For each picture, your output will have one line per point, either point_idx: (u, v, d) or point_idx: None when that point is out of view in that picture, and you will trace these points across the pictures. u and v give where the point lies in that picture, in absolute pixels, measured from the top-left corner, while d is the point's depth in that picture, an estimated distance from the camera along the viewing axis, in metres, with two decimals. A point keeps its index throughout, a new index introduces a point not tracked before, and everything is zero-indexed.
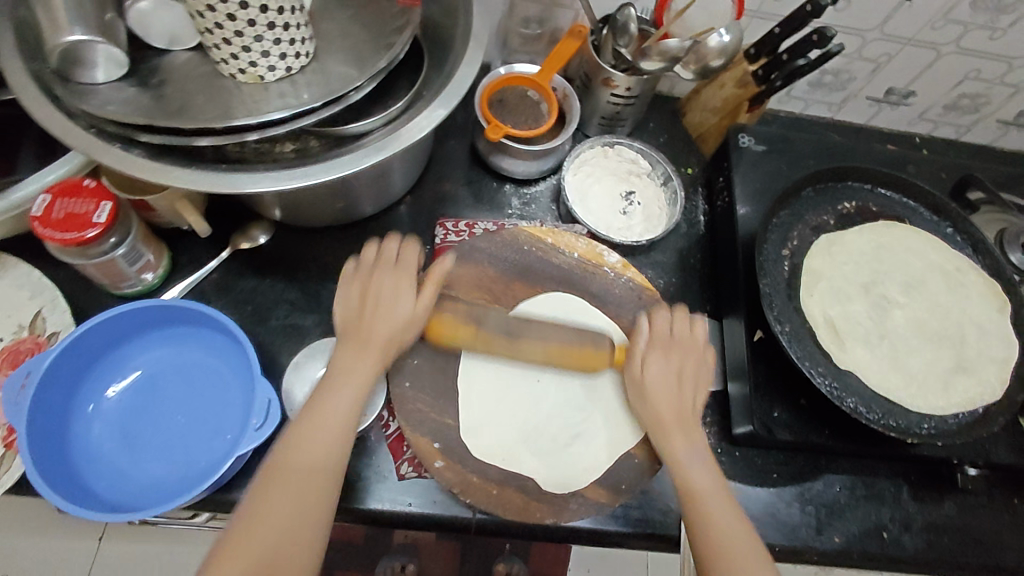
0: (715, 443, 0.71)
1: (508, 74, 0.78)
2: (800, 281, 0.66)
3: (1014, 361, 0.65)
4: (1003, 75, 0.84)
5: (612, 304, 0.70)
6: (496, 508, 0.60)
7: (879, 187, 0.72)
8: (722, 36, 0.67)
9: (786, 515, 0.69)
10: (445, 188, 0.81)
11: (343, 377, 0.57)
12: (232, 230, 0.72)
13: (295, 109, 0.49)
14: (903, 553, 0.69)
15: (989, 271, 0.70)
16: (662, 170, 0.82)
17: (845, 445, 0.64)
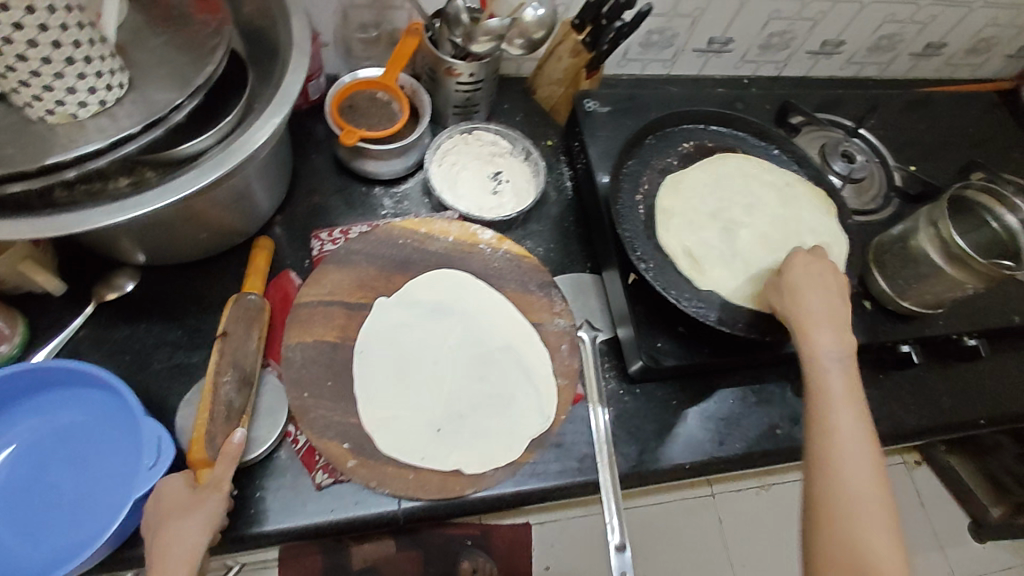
0: (615, 386, 0.76)
1: (355, 81, 0.80)
2: (654, 221, 0.72)
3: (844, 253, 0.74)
4: (800, 11, 0.94)
5: (493, 277, 0.73)
6: (416, 492, 0.61)
7: (710, 125, 0.80)
8: (536, 9, 0.70)
9: (690, 435, 0.75)
10: (316, 200, 0.81)
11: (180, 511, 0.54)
12: (94, 282, 0.70)
13: (112, 138, 0.49)
14: (796, 443, 0.76)
15: (815, 180, 0.79)
16: (521, 145, 0.86)
17: (725, 358, 0.70)
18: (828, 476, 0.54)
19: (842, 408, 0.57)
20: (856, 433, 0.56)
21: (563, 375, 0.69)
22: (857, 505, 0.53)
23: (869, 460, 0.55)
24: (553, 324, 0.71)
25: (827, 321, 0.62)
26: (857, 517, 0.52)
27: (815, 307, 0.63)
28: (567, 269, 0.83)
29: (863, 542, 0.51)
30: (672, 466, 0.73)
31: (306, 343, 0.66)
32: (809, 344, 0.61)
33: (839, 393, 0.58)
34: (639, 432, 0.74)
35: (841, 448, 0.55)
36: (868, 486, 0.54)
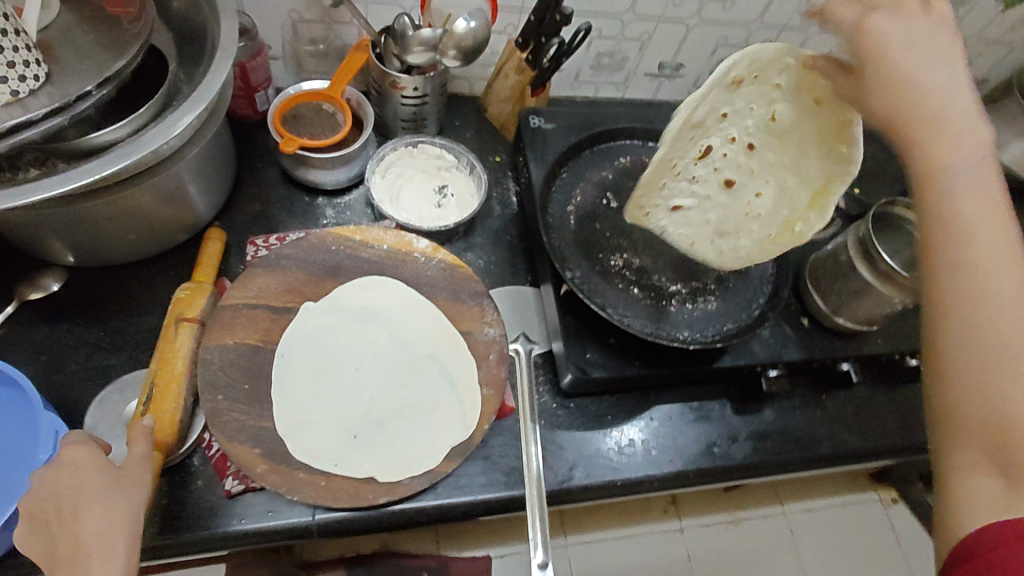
0: (549, 400, 0.75)
1: (298, 92, 0.81)
2: (583, 232, 0.72)
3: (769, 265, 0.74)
4: (747, 38, 0.97)
5: (425, 285, 0.72)
6: (326, 500, 0.59)
7: (648, 141, 0.81)
8: (468, 22, 0.71)
9: (624, 450, 0.73)
10: (257, 208, 0.81)
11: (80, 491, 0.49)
12: (19, 281, 0.69)
13: (11, 123, 0.49)
14: (735, 463, 0.74)
15: None
16: (465, 160, 0.86)
17: (655, 370, 0.69)
18: (962, 241, 0.43)
19: (953, 154, 0.45)
20: (993, 223, 0.43)
21: (490, 384, 0.67)
22: (997, 274, 0.42)
23: (997, 208, 0.44)
24: (482, 333, 0.70)
25: (944, 63, 0.47)
26: (1002, 332, 0.41)
27: (885, 74, 0.47)
28: (508, 282, 0.82)
29: (1020, 332, 0.41)
30: (604, 483, 0.71)
31: (226, 345, 0.64)
32: (921, 88, 0.46)
33: (949, 147, 0.45)
34: (572, 447, 0.72)
35: (973, 223, 0.43)
36: (1008, 261, 0.42)
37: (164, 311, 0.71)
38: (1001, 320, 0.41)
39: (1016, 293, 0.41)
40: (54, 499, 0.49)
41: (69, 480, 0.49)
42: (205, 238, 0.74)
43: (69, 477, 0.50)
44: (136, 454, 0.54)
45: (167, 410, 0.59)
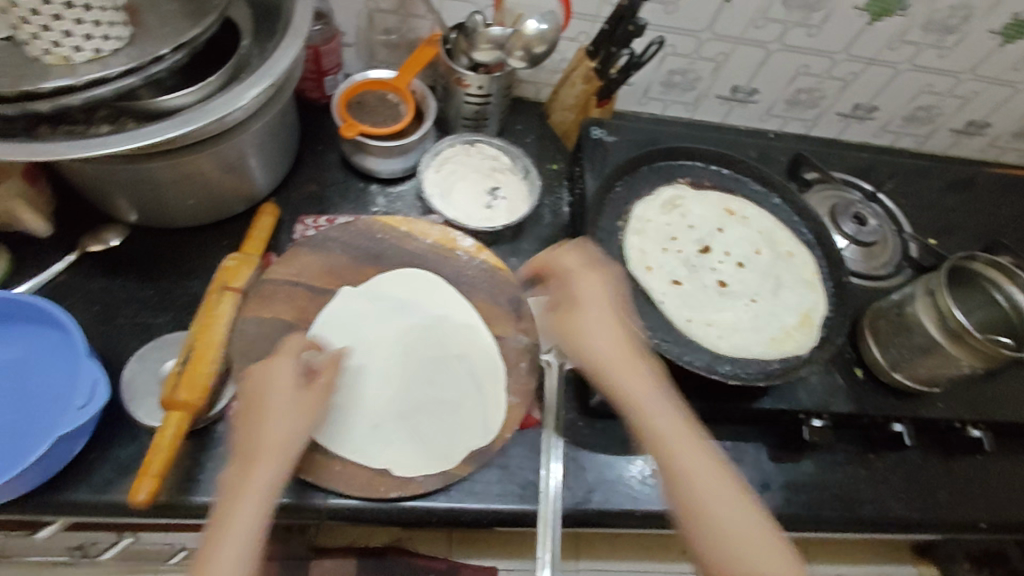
0: (575, 417, 0.72)
1: (365, 79, 0.82)
2: (633, 251, 0.68)
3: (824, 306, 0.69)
4: (830, 69, 0.92)
5: (465, 284, 0.72)
6: (339, 485, 0.59)
7: (712, 164, 0.77)
8: (540, 23, 0.69)
9: (647, 481, 0.70)
10: (312, 189, 0.83)
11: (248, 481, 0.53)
12: (84, 233, 0.72)
13: (88, 77, 0.52)
14: (764, 512, 0.70)
15: (814, 233, 0.74)
16: (521, 164, 0.86)
17: (690, 402, 0.66)
18: (673, 460, 0.52)
19: (630, 382, 0.56)
20: (678, 435, 0.53)
21: (516, 393, 0.66)
22: (693, 468, 0.52)
23: (692, 440, 0.53)
24: (515, 340, 0.69)
25: (606, 322, 0.59)
26: (734, 537, 0.49)
27: (591, 288, 0.60)
28: None
29: (721, 524, 0.50)
30: (621, 511, 0.68)
31: (262, 318, 0.66)
32: (597, 346, 0.57)
33: (632, 377, 0.56)
34: (593, 470, 0.69)
35: (672, 439, 0.53)
36: (706, 463, 0.52)
37: (212, 278, 0.73)
38: (716, 511, 0.50)
39: (720, 505, 0.50)
40: (247, 445, 0.55)
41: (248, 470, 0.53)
42: (260, 213, 0.76)
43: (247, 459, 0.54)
44: (288, 448, 0.55)
45: (199, 373, 0.61)
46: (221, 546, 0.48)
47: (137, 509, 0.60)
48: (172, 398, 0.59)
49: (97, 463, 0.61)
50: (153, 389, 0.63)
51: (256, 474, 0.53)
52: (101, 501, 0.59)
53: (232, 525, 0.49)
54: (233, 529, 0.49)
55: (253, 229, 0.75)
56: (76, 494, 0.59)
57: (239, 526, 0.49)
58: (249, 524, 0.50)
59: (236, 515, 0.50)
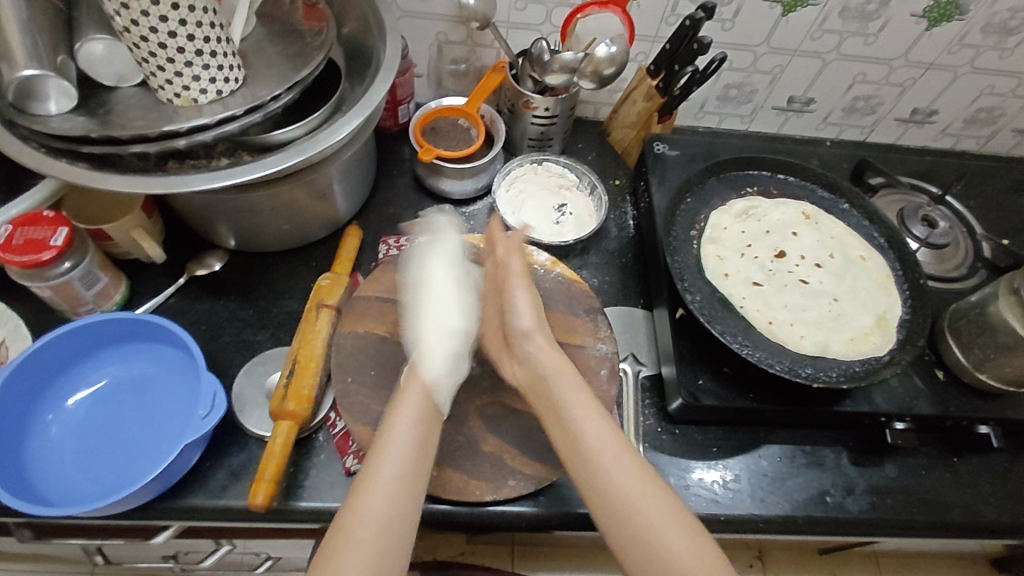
0: (653, 423, 0.73)
1: (439, 106, 0.87)
2: (707, 258, 0.71)
3: (900, 305, 0.69)
4: (887, 76, 0.93)
5: (543, 295, 0.75)
6: (436, 489, 0.62)
7: (777, 173, 0.79)
8: (608, 47, 0.74)
9: (729, 485, 0.70)
10: (390, 211, 0.88)
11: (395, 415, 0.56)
12: (190, 259, 0.78)
13: (219, 116, 0.57)
14: (849, 516, 0.69)
15: (886, 237, 0.75)
16: (587, 180, 0.89)
17: (770, 405, 0.67)
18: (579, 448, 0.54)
19: (574, 406, 0.57)
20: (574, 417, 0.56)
21: (600, 399, 0.68)
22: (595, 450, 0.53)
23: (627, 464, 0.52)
24: (595, 348, 0.71)
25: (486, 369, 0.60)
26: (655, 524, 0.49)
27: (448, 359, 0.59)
28: (619, 302, 0.83)
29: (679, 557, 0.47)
30: (705, 515, 0.68)
31: (357, 332, 0.70)
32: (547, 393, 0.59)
33: (578, 451, 0.54)
34: (672, 473, 0.70)
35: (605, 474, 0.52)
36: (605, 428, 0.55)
37: (303, 297, 0.78)
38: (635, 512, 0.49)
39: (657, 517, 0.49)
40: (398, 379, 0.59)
41: (406, 409, 0.56)
42: (344, 234, 0.80)
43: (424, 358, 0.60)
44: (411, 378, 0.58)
45: (304, 385, 0.64)
46: (378, 477, 0.51)
47: (249, 513, 0.64)
48: (281, 410, 0.63)
49: (213, 471, 0.65)
50: (261, 400, 0.68)
51: (407, 399, 0.57)
52: (216, 506, 0.63)
53: (387, 461, 0.52)
54: (388, 470, 0.52)
55: (339, 250, 0.79)
56: (195, 499, 0.63)
57: (393, 487, 0.51)
58: (409, 468, 0.52)
59: (385, 456, 0.52)
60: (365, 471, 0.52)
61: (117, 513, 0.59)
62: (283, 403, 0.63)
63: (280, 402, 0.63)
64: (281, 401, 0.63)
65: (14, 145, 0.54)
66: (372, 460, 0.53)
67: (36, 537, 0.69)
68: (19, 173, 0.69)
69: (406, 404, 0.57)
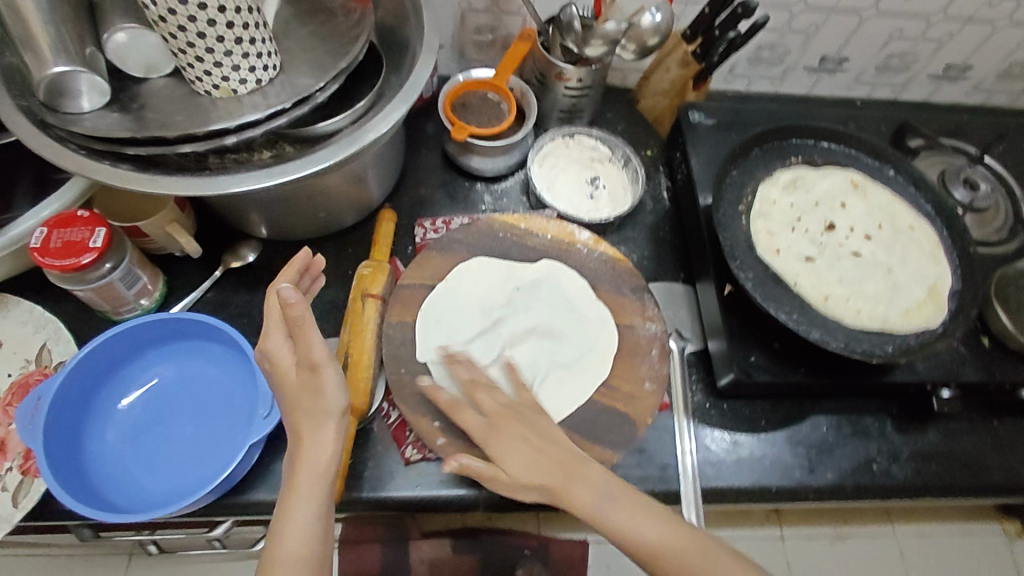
0: (701, 398, 0.74)
1: (467, 80, 0.84)
2: (757, 234, 0.70)
3: (951, 274, 0.69)
4: (925, 32, 0.90)
5: (588, 275, 0.74)
6: None
7: (822, 141, 0.77)
8: (654, 15, 0.73)
9: (778, 457, 0.71)
10: (421, 191, 0.85)
11: (297, 486, 0.51)
12: (224, 250, 0.76)
13: (268, 111, 0.54)
14: (894, 482, 0.71)
15: (933, 204, 0.74)
16: (621, 152, 0.87)
17: (822, 379, 0.67)
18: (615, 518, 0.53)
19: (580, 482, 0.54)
20: (536, 461, 0.54)
21: (653, 379, 0.68)
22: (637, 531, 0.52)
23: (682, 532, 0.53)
24: (644, 328, 0.70)
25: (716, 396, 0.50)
26: None
27: None
28: (660, 277, 0.82)
29: None
30: (758, 487, 0.69)
31: (406, 322, 0.69)
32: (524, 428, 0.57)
33: (586, 493, 0.53)
34: (723, 447, 0.71)
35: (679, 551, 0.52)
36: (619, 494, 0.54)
37: (343, 286, 0.77)
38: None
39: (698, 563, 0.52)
40: (297, 433, 0.53)
41: (311, 482, 0.51)
42: (380, 220, 0.78)
43: (305, 389, 0.53)
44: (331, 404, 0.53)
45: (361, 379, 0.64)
46: (283, 551, 0.48)
47: None
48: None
49: (272, 466, 0.65)
50: None
51: (313, 471, 0.51)
52: None
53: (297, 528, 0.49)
54: (291, 547, 0.49)
55: (376, 236, 0.77)
56: (257, 494, 0.63)
57: (304, 552, 0.49)
58: (310, 549, 0.49)
59: (292, 526, 0.49)
60: (275, 537, 0.49)
61: (186, 514, 0.59)
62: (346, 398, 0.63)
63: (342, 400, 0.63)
64: None
65: (51, 149, 0.51)
66: (280, 528, 0.49)
67: (97, 533, 0.70)
68: (43, 170, 0.66)
69: (308, 465, 0.51)
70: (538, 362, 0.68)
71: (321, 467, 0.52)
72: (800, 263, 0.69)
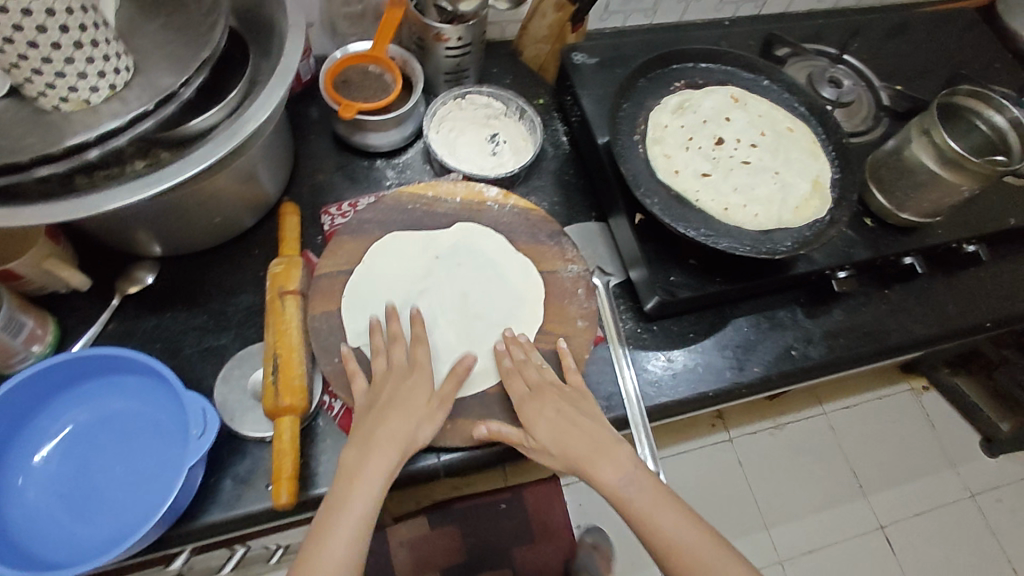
0: (632, 325, 0.77)
1: (345, 55, 0.81)
2: (655, 160, 0.72)
3: (829, 167, 0.75)
4: None
5: (504, 230, 0.74)
6: (455, 440, 0.63)
7: (699, 62, 0.80)
8: None
9: (710, 364, 0.76)
10: (319, 178, 0.82)
11: (364, 455, 0.56)
12: (117, 277, 0.71)
13: (129, 116, 0.50)
14: (812, 362, 0.77)
15: (806, 106, 0.79)
16: (515, 105, 0.87)
17: (737, 284, 0.71)
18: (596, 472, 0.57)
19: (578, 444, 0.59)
20: (560, 429, 0.60)
21: (584, 317, 0.70)
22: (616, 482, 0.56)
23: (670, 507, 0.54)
24: (567, 270, 0.72)
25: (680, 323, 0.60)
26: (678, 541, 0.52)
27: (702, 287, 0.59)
28: (573, 220, 0.84)
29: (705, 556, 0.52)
30: (697, 395, 0.74)
31: (331, 311, 0.67)
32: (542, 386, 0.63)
33: (611, 470, 0.57)
34: (660, 366, 0.75)
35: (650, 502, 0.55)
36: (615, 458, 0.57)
37: (257, 289, 0.73)
38: (698, 558, 0.52)
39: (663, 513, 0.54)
40: (369, 415, 0.59)
41: (374, 452, 0.56)
42: (282, 214, 0.75)
43: (394, 376, 0.62)
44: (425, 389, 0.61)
45: (294, 377, 0.62)
46: (347, 510, 0.53)
47: (271, 514, 0.63)
48: (277, 406, 0.60)
49: (221, 485, 0.62)
50: (249, 404, 0.65)
51: (379, 443, 0.57)
52: (236, 517, 0.61)
53: (359, 491, 0.54)
54: (359, 503, 0.53)
55: (281, 232, 0.74)
56: (210, 517, 0.61)
57: (359, 512, 0.53)
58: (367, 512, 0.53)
59: (356, 490, 0.54)
60: (336, 497, 0.54)
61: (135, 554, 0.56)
62: (278, 399, 0.61)
63: (275, 403, 0.60)
64: (277, 399, 0.61)
65: None
66: (344, 490, 0.54)
67: None
68: None
69: (386, 434, 0.58)
70: (457, 328, 0.68)
71: (401, 443, 0.58)
72: (699, 180, 0.73)
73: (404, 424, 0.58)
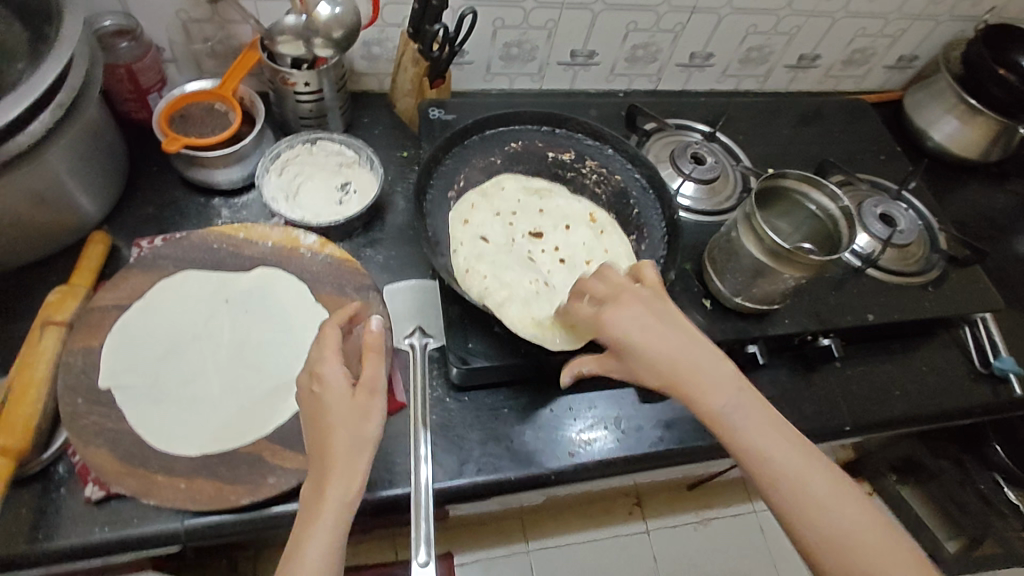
0: (441, 392, 0.73)
1: (183, 94, 0.79)
2: (458, 218, 0.72)
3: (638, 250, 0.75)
4: (657, 23, 0.95)
5: (309, 280, 0.71)
6: (185, 502, 0.57)
7: (543, 126, 0.79)
8: (333, 7, 0.73)
9: (523, 443, 0.71)
10: (146, 210, 0.80)
11: (314, 503, 0.48)
12: None
13: None
14: (634, 452, 0.72)
15: (647, 177, 0.76)
16: (365, 154, 0.84)
17: (542, 358, 0.67)
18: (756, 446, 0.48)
19: (722, 409, 0.49)
20: (720, 372, 0.51)
21: None
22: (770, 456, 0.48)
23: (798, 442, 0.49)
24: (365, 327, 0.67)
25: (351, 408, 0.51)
26: (850, 524, 0.46)
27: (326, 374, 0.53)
28: (408, 275, 0.81)
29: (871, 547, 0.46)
30: (498, 476, 0.69)
31: (90, 348, 0.63)
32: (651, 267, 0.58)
33: (759, 419, 0.49)
34: (465, 439, 0.71)
35: (801, 488, 0.47)
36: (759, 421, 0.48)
37: None
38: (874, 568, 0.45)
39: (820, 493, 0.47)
40: (317, 452, 0.50)
41: (314, 497, 0.48)
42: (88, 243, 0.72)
43: (319, 406, 0.52)
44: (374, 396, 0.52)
45: (20, 415, 0.57)
46: (305, 558, 0.45)
47: None
48: None
49: None
50: None
51: (335, 473, 0.48)
52: None
53: (318, 540, 0.46)
54: (313, 553, 0.45)
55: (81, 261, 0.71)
56: None
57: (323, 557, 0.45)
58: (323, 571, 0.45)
59: (314, 535, 0.46)
60: (291, 552, 0.46)
61: None
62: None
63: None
64: None
65: None
66: (303, 535, 0.46)
67: None
68: None
69: (336, 471, 0.48)
70: (224, 372, 0.65)
71: (349, 484, 0.48)
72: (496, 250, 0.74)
73: (350, 442, 0.50)
